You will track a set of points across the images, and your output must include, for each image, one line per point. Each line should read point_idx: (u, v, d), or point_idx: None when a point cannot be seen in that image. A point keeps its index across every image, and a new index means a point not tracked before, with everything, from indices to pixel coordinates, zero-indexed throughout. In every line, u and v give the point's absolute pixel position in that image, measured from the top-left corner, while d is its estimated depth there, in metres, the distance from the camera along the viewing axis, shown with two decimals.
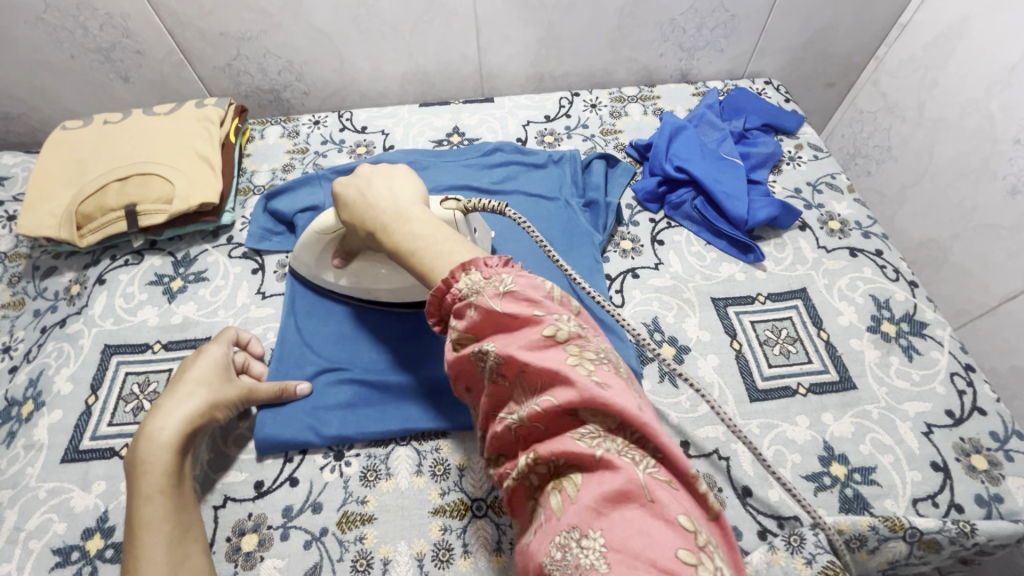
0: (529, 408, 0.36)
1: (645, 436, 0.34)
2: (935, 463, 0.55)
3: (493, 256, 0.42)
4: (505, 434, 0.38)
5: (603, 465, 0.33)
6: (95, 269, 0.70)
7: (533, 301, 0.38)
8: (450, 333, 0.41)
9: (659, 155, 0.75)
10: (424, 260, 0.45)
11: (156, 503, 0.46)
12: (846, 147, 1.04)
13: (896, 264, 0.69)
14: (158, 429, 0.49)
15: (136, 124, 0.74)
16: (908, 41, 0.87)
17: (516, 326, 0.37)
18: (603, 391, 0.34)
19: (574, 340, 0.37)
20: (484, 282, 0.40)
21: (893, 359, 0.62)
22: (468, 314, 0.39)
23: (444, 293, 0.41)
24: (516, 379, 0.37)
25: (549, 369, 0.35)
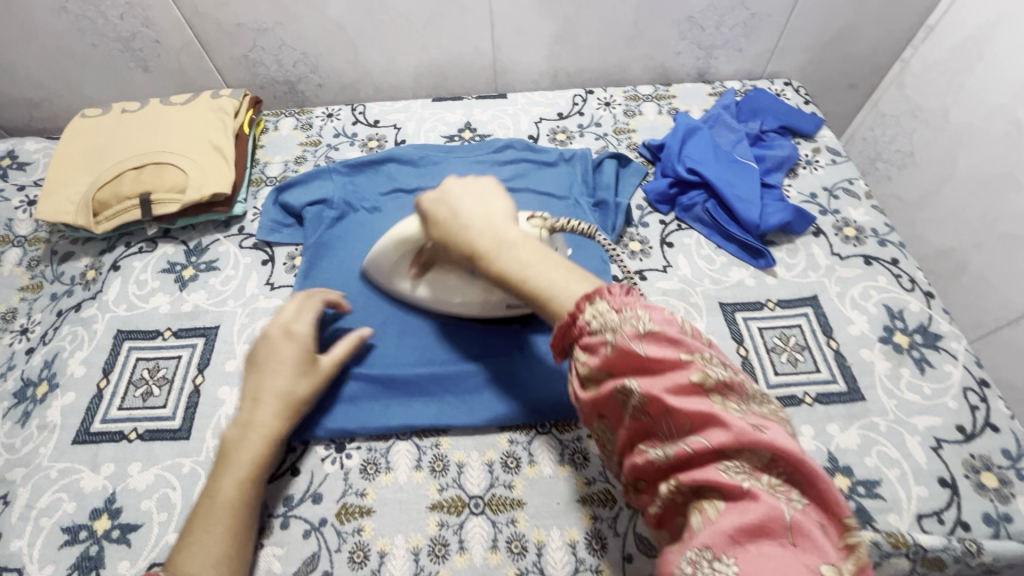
0: (676, 446, 0.38)
1: (796, 473, 0.35)
2: (943, 479, 0.54)
3: (616, 285, 0.43)
4: (645, 466, 0.40)
5: (745, 496, 0.34)
6: (110, 255, 0.71)
7: (677, 342, 0.40)
8: (579, 366, 0.43)
9: (672, 156, 0.74)
10: (540, 286, 0.46)
11: (234, 489, 0.49)
12: (866, 151, 1.02)
13: (912, 274, 0.68)
14: (259, 420, 0.52)
15: (153, 114, 0.75)
16: (934, 43, 0.85)
17: (654, 365, 0.39)
18: (759, 435, 0.35)
19: (721, 388, 0.38)
20: (619, 315, 0.41)
21: (904, 371, 0.60)
22: (602, 350, 0.41)
23: (571, 324, 0.43)
24: (663, 418, 0.38)
25: (699, 411, 0.37)
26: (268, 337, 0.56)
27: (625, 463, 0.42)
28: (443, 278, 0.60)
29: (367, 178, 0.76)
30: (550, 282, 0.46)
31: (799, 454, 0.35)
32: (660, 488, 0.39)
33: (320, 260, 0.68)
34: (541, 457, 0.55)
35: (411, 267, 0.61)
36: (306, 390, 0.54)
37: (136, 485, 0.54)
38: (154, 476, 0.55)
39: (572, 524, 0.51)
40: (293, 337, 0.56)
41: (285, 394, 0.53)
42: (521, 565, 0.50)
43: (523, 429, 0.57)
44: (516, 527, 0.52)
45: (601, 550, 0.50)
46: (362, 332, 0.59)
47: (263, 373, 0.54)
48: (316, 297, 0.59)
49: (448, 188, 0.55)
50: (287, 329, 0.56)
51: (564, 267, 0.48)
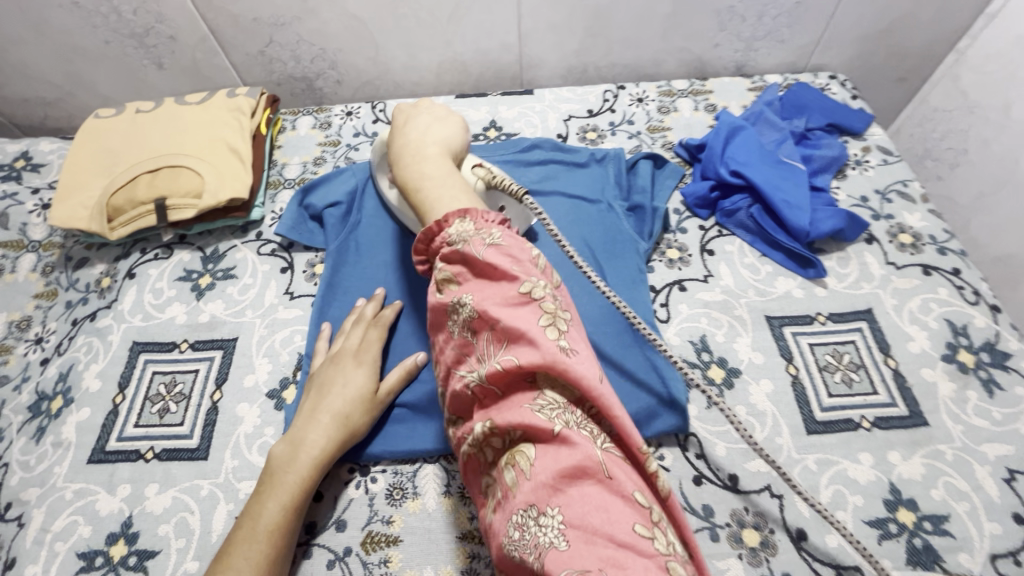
0: (490, 365, 0.36)
1: (604, 414, 0.35)
2: (1018, 515, 0.49)
3: (491, 212, 0.43)
4: (461, 394, 0.38)
5: (559, 439, 0.33)
6: (125, 262, 0.69)
7: (515, 259, 0.39)
8: (438, 277, 0.41)
9: (713, 157, 0.69)
10: (426, 198, 0.48)
11: (275, 513, 0.47)
12: (914, 148, 0.96)
13: (977, 285, 0.63)
14: (309, 442, 0.50)
15: (168, 114, 0.72)
16: (996, 33, 0.78)
17: (495, 280, 0.38)
18: (567, 362, 0.34)
19: (550, 306, 0.37)
20: (475, 232, 0.40)
21: (971, 394, 0.56)
22: (459, 259, 0.40)
23: (436, 236, 0.42)
24: (486, 336, 0.37)
25: (518, 330, 0.35)
26: (333, 360, 0.56)
27: (445, 387, 0.40)
28: None
29: None
30: (433, 195, 0.47)
31: (604, 390, 0.35)
32: (479, 416, 0.37)
33: (341, 267, 0.65)
34: None
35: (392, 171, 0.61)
36: (358, 415, 0.52)
37: (153, 508, 0.52)
38: (172, 499, 0.52)
39: None
40: (359, 365, 0.55)
41: (336, 417, 0.51)
42: None
43: None
44: None
45: None
46: (419, 356, 0.57)
47: (322, 394, 0.53)
48: (385, 327, 0.59)
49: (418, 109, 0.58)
50: (356, 355, 0.56)
51: (460, 185, 0.48)
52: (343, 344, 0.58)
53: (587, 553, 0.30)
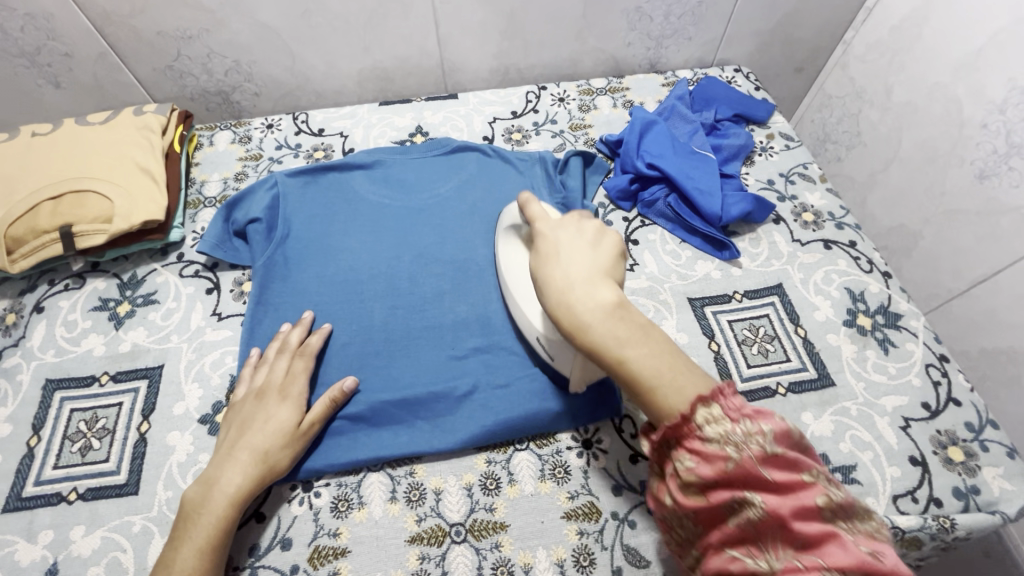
0: (785, 560, 0.33)
1: None
2: (913, 458, 0.55)
3: (735, 394, 0.39)
4: (732, 574, 0.34)
5: None
6: (32, 295, 0.64)
7: (798, 461, 0.35)
8: (677, 468, 0.38)
9: (631, 151, 0.72)
10: (642, 372, 0.41)
11: (192, 558, 0.45)
12: (815, 133, 1.04)
13: (870, 255, 0.69)
14: (224, 481, 0.49)
15: (68, 136, 0.68)
16: (875, 25, 0.86)
17: (782, 485, 0.34)
18: (878, 563, 0.31)
19: (841, 511, 0.34)
20: (739, 432, 0.36)
21: (869, 353, 0.61)
22: (718, 461, 0.36)
23: (682, 425, 0.38)
24: (770, 534, 0.34)
25: (818, 531, 0.33)
26: (256, 395, 0.54)
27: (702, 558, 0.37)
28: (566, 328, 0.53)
29: (316, 185, 0.72)
30: (653, 368, 0.41)
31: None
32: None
33: (270, 282, 0.64)
34: (522, 474, 0.54)
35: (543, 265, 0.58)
36: (277, 451, 0.51)
37: (80, 552, 0.49)
38: (101, 539, 0.50)
39: (558, 542, 0.50)
40: (283, 399, 0.54)
41: (254, 455, 0.50)
42: None
43: (501, 447, 0.55)
44: (501, 552, 0.50)
45: (589, 566, 0.49)
46: (345, 383, 0.55)
47: (242, 432, 0.52)
48: (311, 355, 0.57)
49: (566, 223, 0.49)
50: (280, 388, 0.55)
51: (615, 292, 0.44)
52: (265, 375, 0.56)
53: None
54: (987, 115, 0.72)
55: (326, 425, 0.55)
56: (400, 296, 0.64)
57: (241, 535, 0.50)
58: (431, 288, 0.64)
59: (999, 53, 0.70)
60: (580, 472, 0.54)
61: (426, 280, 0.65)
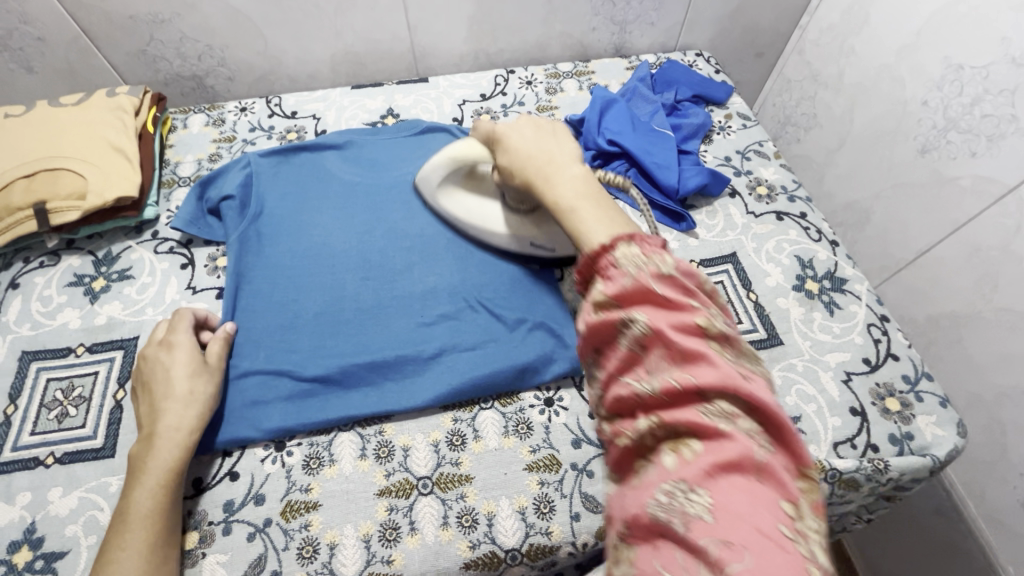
0: (663, 381, 0.36)
1: (764, 412, 0.34)
2: (853, 409, 0.59)
3: (652, 236, 0.42)
4: (626, 398, 0.38)
5: (721, 437, 0.33)
6: (7, 272, 0.66)
7: (689, 292, 0.38)
8: (591, 295, 0.41)
9: (593, 128, 0.75)
10: (579, 225, 0.46)
11: (147, 500, 0.47)
12: (776, 116, 1.08)
13: (819, 225, 0.73)
14: (166, 428, 0.51)
15: (40, 117, 0.69)
16: (828, 10, 0.90)
17: (670, 304, 0.37)
18: (741, 385, 0.34)
19: (720, 339, 0.37)
20: (646, 258, 0.40)
21: (816, 314, 0.65)
22: (620, 279, 0.39)
23: (598, 256, 0.42)
24: (656, 353, 0.37)
25: (696, 348, 0.36)
26: (170, 348, 0.56)
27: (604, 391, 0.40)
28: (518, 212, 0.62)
29: (289, 164, 0.74)
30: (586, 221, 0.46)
31: (777, 403, 0.34)
32: (637, 414, 0.37)
33: (244, 256, 0.66)
34: (486, 431, 0.56)
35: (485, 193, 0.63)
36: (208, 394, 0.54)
37: (58, 511, 0.51)
38: (78, 499, 0.51)
39: (520, 492, 0.53)
40: (171, 348, 0.55)
41: (192, 401, 0.53)
42: (473, 537, 0.51)
43: (467, 407, 0.58)
44: (466, 502, 0.52)
45: (550, 512, 0.52)
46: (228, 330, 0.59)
47: (151, 388, 0.53)
48: (227, 338, 0.59)
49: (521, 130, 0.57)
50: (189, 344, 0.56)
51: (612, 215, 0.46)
52: (156, 338, 0.57)
53: (734, 528, 0.29)
54: (927, 92, 0.76)
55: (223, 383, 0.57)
56: (370, 268, 0.66)
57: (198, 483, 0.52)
58: (401, 260, 0.67)
59: (937, 34, 0.74)
60: (543, 427, 0.57)
61: (396, 253, 0.68)
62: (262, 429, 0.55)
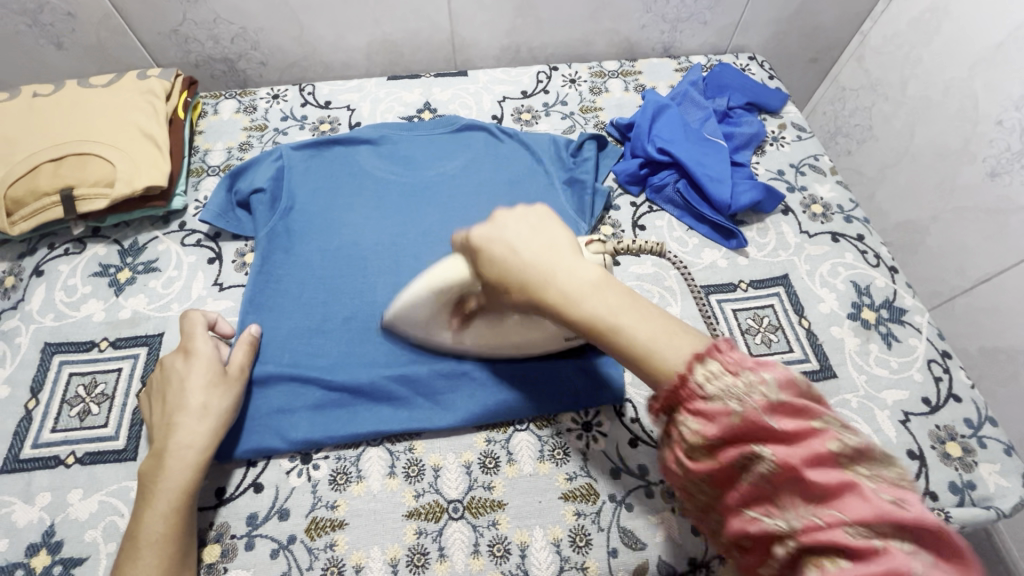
0: (802, 517, 0.29)
1: (927, 534, 0.27)
2: (911, 452, 0.55)
3: (728, 342, 0.35)
4: (754, 537, 0.31)
5: (877, 556, 0.27)
6: (31, 258, 0.64)
7: (807, 407, 0.31)
8: (680, 430, 0.34)
9: (641, 135, 0.71)
10: (636, 341, 0.38)
11: (158, 523, 0.45)
12: (826, 125, 1.03)
13: (877, 249, 0.69)
14: (174, 447, 0.48)
15: (69, 98, 0.67)
16: (894, 16, 0.85)
17: (789, 434, 0.31)
18: (902, 513, 0.28)
19: (859, 458, 0.30)
20: (733, 377, 0.33)
21: (872, 347, 0.61)
22: (720, 419, 0.32)
23: (680, 388, 0.34)
24: (786, 489, 0.30)
25: (835, 480, 0.29)
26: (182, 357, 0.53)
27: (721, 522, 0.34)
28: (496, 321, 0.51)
29: (321, 157, 0.71)
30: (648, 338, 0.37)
31: (942, 524, 0.28)
32: (774, 552, 0.31)
33: (273, 254, 0.63)
34: (521, 454, 0.54)
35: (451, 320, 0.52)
36: (220, 405, 0.51)
37: (78, 515, 0.49)
38: (98, 503, 0.50)
39: (555, 522, 0.50)
40: (189, 356, 0.53)
41: (201, 418, 0.50)
42: (504, 569, 0.48)
43: (501, 427, 0.55)
44: (498, 529, 0.50)
45: (585, 547, 0.49)
46: (254, 329, 0.57)
47: (163, 401, 0.51)
48: (253, 343, 0.56)
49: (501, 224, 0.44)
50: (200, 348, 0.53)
51: (677, 331, 0.38)
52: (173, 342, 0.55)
53: None
54: (1003, 112, 0.71)
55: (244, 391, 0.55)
56: (403, 273, 0.63)
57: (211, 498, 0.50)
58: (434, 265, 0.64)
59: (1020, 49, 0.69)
60: (580, 454, 0.54)
61: (429, 258, 0.64)
62: (288, 437, 0.53)
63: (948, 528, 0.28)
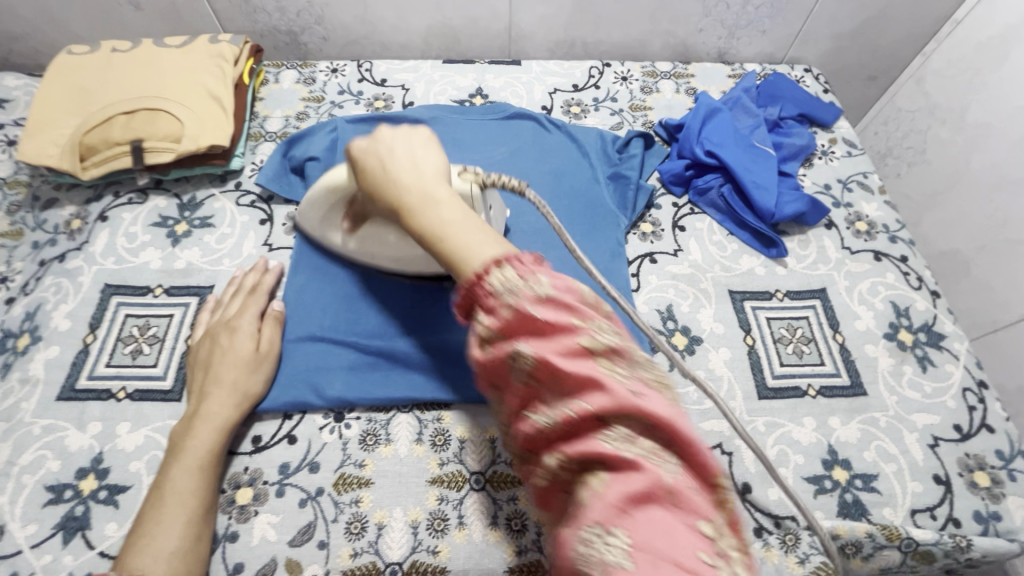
0: (559, 412, 0.30)
1: (640, 427, 0.29)
2: (937, 476, 0.55)
3: (527, 253, 0.35)
4: (533, 438, 0.32)
5: (631, 468, 0.28)
6: (97, 204, 0.67)
7: (573, 306, 0.32)
8: (477, 328, 0.34)
9: (690, 136, 0.72)
10: (453, 248, 0.37)
11: (184, 478, 0.48)
12: (877, 145, 1.01)
13: (921, 272, 0.68)
14: (205, 413, 0.51)
15: (145, 56, 0.70)
16: (960, 39, 0.83)
17: (551, 329, 0.31)
18: (633, 405, 0.29)
19: (609, 352, 0.31)
20: (521, 280, 0.33)
21: (906, 369, 0.61)
22: (501, 312, 0.32)
23: (474, 285, 0.34)
24: (548, 384, 0.31)
25: (586, 375, 0.30)
26: (211, 335, 0.56)
27: (511, 432, 0.34)
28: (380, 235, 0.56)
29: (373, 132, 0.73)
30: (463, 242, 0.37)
31: (670, 416, 0.29)
32: (547, 461, 0.31)
33: None
34: None
35: (344, 220, 0.57)
36: (249, 377, 0.53)
37: (125, 446, 0.52)
38: (144, 437, 0.53)
39: None
40: (232, 332, 0.55)
41: (232, 388, 0.52)
42: (520, 543, 0.49)
43: None
44: (517, 505, 0.51)
45: None
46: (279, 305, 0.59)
47: (200, 372, 0.54)
48: (277, 319, 0.58)
49: (391, 135, 0.46)
50: (231, 323, 0.56)
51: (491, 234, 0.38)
52: (223, 316, 0.57)
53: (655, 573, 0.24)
54: None
55: (284, 355, 0.57)
56: None
57: (227, 467, 0.52)
58: None
59: None
60: None
61: None
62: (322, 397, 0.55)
63: (682, 421, 0.29)
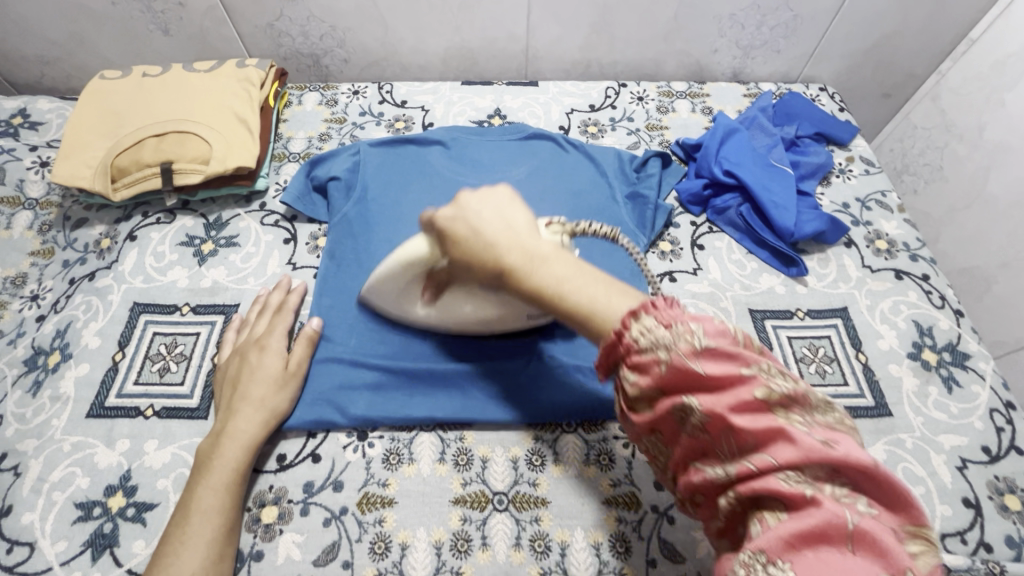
0: (739, 464, 0.33)
1: (830, 473, 0.30)
2: (967, 500, 0.54)
3: (667, 298, 0.37)
4: (705, 485, 0.35)
5: (810, 506, 0.30)
6: (127, 224, 0.69)
7: (734, 354, 0.34)
8: (624, 383, 0.38)
9: (708, 156, 0.72)
10: (505, 268, 0.42)
11: (211, 496, 0.48)
12: (893, 162, 1.01)
13: (943, 291, 0.67)
14: (233, 430, 0.51)
15: (175, 80, 0.72)
16: (975, 58, 0.83)
17: (714, 381, 0.34)
18: (828, 451, 0.30)
19: (783, 400, 0.33)
20: (669, 332, 0.35)
21: (931, 389, 0.60)
22: (654, 368, 0.36)
23: (616, 342, 0.37)
24: (722, 434, 0.34)
25: (764, 427, 0.32)
26: (240, 353, 0.57)
27: (680, 476, 0.37)
28: (456, 304, 0.54)
29: (395, 153, 0.74)
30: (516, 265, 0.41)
31: (877, 463, 0.30)
32: (719, 502, 0.34)
33: (345, 239, 0.67)
34: (567, 456, 0.55)
35: (423, 291, 0.54)
36: (275, 395, 0.54)
37: (152, 463, 0.53)
38: (171, 455, 0.53)
39: (596, 526, 0.51)
40: (259, 350, 0.56)
41: (259, 406, 0.53)
42: (544, 565, 0.49)
43: (549, 428, 0.56)
44: (540, 526, 0.51)
45: (625, 553, 0.50)
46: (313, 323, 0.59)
47: (227, 389, 0.54)
48: (312, 338, 0.58)
49: None
50: (259, 341, 0.57)
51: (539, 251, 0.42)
52: (250, 334, 0.58)
53: None
54: None
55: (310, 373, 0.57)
56: None
57: (251, 485, 0.52)
58: None
59: None
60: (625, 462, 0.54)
61: None
62: (345, 416, 0.55)
63: (877, 465, 0.30)
